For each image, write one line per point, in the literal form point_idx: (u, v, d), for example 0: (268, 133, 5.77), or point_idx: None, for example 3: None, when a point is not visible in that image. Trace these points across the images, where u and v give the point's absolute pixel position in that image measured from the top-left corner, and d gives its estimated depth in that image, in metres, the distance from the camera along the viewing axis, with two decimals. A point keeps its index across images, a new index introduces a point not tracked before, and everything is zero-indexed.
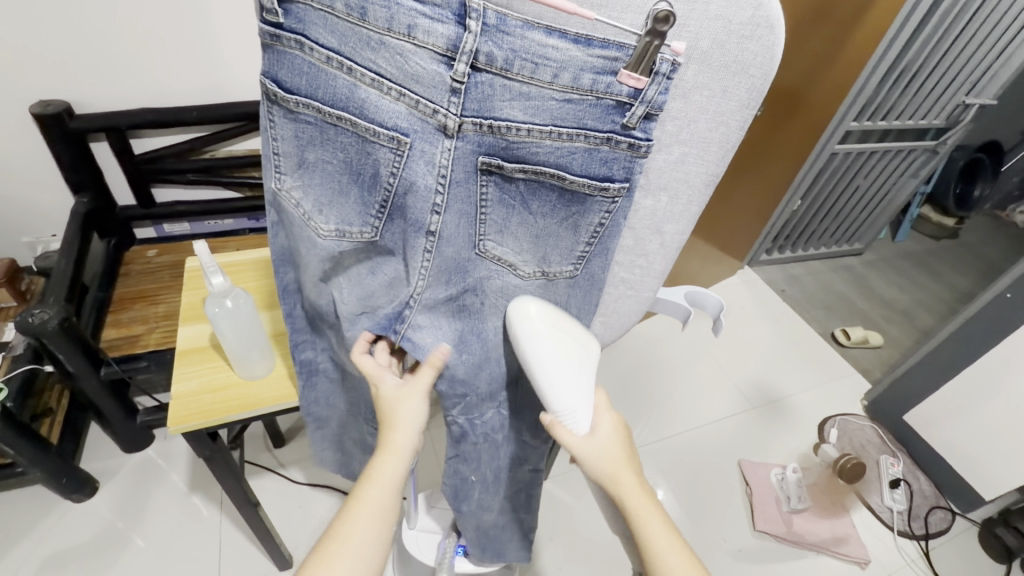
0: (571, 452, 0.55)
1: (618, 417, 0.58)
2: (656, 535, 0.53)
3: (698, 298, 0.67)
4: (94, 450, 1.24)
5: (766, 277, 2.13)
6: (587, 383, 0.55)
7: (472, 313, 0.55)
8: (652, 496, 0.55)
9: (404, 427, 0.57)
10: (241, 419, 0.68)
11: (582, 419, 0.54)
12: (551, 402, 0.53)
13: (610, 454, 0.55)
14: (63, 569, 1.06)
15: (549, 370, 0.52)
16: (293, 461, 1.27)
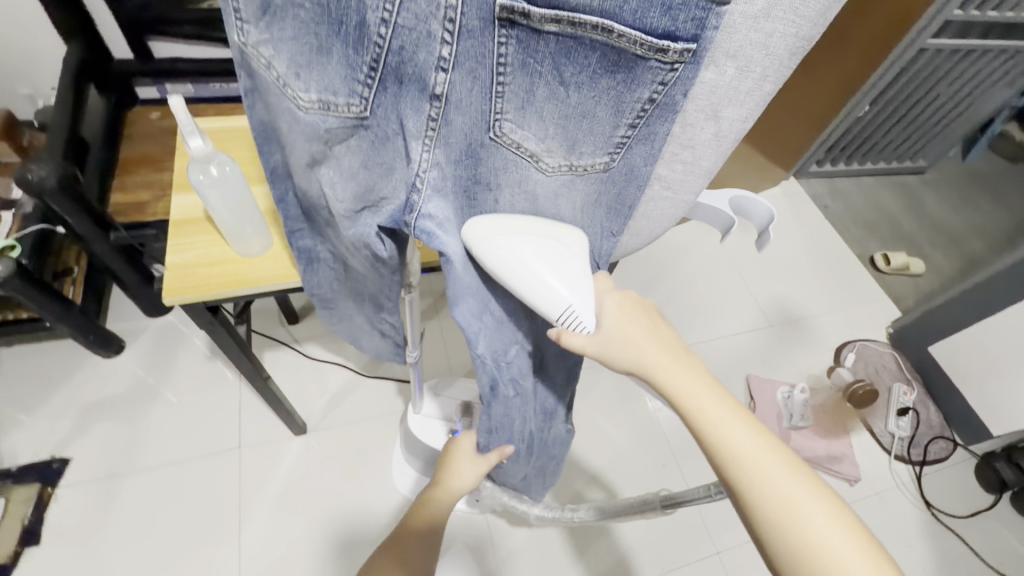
0: (587, 355, 0.53)
1: (622, 294, 0.55)
2: (753, 453, 0.49)
3: (742, 206, 0.55)
4: (118, 311, 1.27)
5: (811, 190, 1.97)
6: (579, 276, 0.51)
7: (478, 208, 0.50)
8: (691, 364, 0.53)
9: (460, 475, 0.80)
10: (239, 296, 0.66)
11: (584, 317, 0.51)
12: (548, 313, 0.51)
13: (623, 331, 0.53)
14: (99, 415, 1.15)
15: (513, 271, 0.49)
16: (307, 338, 1.30)
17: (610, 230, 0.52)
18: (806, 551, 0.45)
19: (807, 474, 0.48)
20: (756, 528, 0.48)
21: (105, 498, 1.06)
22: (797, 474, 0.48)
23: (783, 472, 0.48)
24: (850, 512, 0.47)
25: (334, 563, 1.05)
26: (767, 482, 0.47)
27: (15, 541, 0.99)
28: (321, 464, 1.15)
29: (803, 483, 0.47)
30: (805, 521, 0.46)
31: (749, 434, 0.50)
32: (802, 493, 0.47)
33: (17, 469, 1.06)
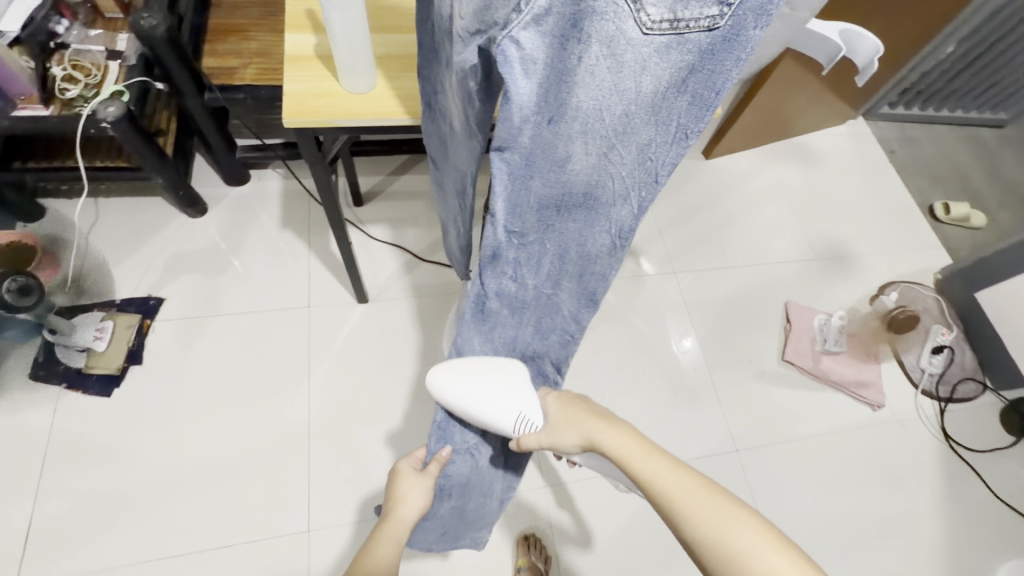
0: (537, 448, 0.76)
1: (559, 394, 0.80)
2: (686, 497, 0.61)
3: (853, 39, 0.61)
4: (202, 177, 1.37)
5: (879, 133, 1.89)
6: (524, 392, 0.76)
7: (564, 66, 0.48)
8: (625, 431, 0.71)
9: (407, 499, 0.76)
10: (348, 127, 0.73)
11: (530, 420, 0.75)
12: (504, 428, 0.75)
13: (559, 418, 0.76)
14: (185, 266, 1.26)
15: (473, 404, 0.74)
16: (371, 220, 1.38)
17: (684, 124, 0.53)
18: (742, 571, 0.55)
19: (735, 507, 0.59)
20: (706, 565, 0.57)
21: (194, 335, 1.19)
22: (727, 508, 0.59)
23: (715, 510, 0.59)
24: (778, 534, 0.57)
25: (390, 413, 1.17)
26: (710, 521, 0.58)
27: (121, 358, 1.14)
28: (380, 332, 1.25)
29: (730, 514, 0.58)
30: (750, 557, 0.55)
31: (679, 479, 0.63)
32: (747, 533, 0.57)
33: (120, 301, 1.20)
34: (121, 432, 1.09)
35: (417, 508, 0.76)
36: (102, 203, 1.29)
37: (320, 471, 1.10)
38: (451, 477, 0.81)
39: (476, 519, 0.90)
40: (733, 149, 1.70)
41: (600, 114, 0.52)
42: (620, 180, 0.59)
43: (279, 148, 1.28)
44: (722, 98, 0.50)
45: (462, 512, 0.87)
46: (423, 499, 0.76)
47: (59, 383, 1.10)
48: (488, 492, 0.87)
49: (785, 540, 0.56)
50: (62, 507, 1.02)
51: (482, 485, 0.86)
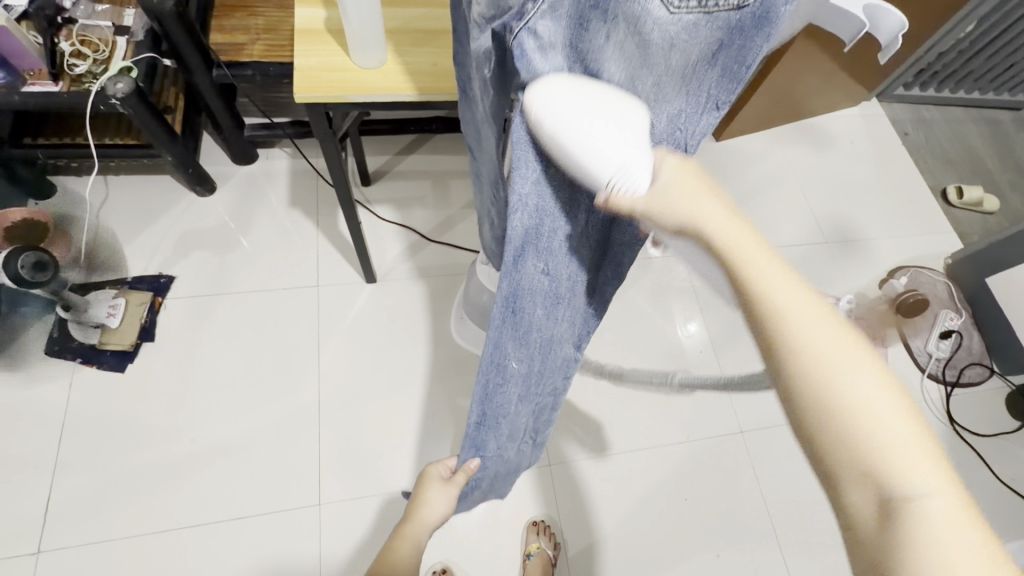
0: (639, 211, 0.44)
1: (689, 160, 0.45)
2: (800, 315, 0.40)
3: (875, 14, 0.56)
4: (210, 155, 1.36)
5: (892, 115, 1.84)
6: (636, 135, 0.41)
7: (583, 52, 0.40)
8: (765, 249, 0.42)
9: (431, 503, 0.78)
10: (360, 103, 0.73)
11: (638, 180, 0.42)
12: (598, 161, 0.41)
13: (679, 188, 0.43)
14: (194, 245, 1.27)
15: (568, 124, 0.41)
16: (379, 199, 1.38)
17: (717, 100, 0.42)
18: (847, 427, 0.38)
19: (862, 350, 0.40)
20: (794, 395, 0.40)
21: (204, 313, 1.20)
22: (852, 351, 0.39)
23: (834, 343, 0.39)
24: (904, 396, 0.39)
25: (398, 391, 1.19)
26: (851, 399, 0.38)
27: (134, 334, 1.15)
28: (388, 311, 1.26)
29: (853, 357, 0.39)
30: (887, 462, 0.36)
31: (799, 294, 0.41)
32: (901, 431, 0.37)
33: (131, 278, 1.21)
34: (135, 407, 1.11)
35: (441, 513, 0.78)
36: (111, 180, 1.29)
37: (331, 447, 1.13)
38: (480, 477, 0.79)
39: (503, 492, 0.93)
40: (744, 131, 1.68)
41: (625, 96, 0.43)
42: None
43: (287, 126, 1.28)
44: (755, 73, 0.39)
45: (492, 491, 0.88)
46: (447, 505, 0.78)
47: (73, 358, 1.12)
48: (512, 473, 0.87)
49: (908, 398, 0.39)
50: (79, 479, 1.04)
51: (515, 471, 0.87)
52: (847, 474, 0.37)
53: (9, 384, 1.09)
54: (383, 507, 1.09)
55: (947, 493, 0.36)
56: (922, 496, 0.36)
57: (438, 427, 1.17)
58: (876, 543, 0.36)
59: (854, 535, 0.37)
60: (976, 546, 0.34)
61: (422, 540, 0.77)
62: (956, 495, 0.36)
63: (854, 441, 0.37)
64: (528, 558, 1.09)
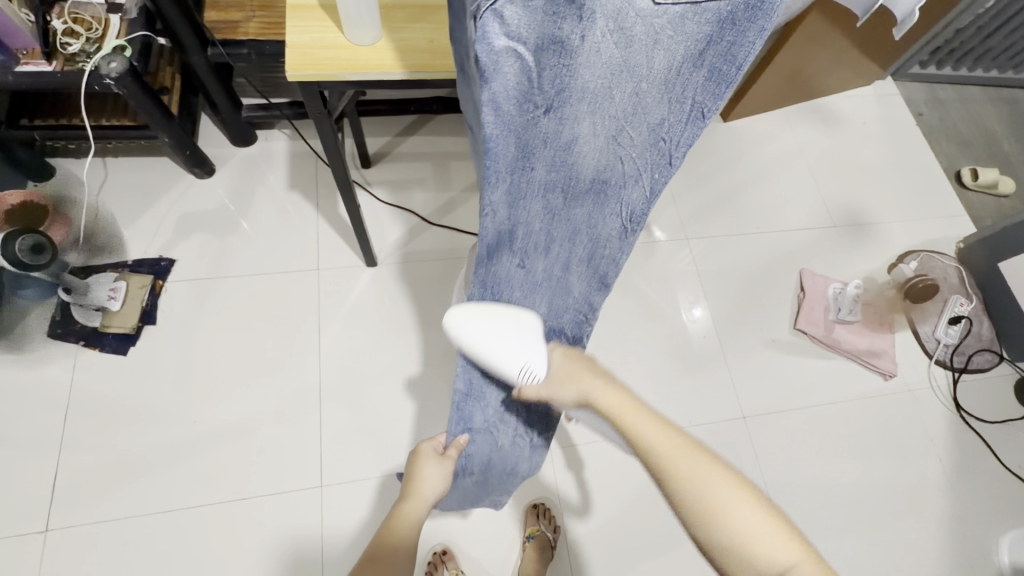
0: (542, 396, 0.70)
1: (568, 349, 0.73)
2: (673, 458, 0.60)
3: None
4: (208, 136, 1.35)
5: (906, 95, 1.79)
6: (528, 342, 0.69)
7: (566, 51, 0.50)
8: (639, 408, 0.65)
9: (428, 479, 0.76)
10: (355, 81, 0.71)
11: (536, 371, 0.68)
12: (506, 371, 0.69)
13: (566, 372, 0.70)
14: (194, 228, 1.26)
15: (481, 344, 0.69)
16: (379, 181, 1.36)
17: (701, 104, 0.55)
18: (720, 522, 0.55)
19: (716, 466, 0.59)
20: (689, 525, 0.57)
21: (205, 296, 1.20)
22: (713, 472, 0.58)
23: (696, 465, 0.59)
24: (760, 500, 0.57)
25: (399, 375, 1.19)
26: (717, 502, 0.56)
27: (136, 317, 1.15)
28: (389, 295, 1.26)
29: (713, 474, 0.58)
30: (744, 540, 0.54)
31: (668, 438, 0.62)
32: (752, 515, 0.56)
33: (132, 262, 1.20)
34: (138, 389, 1.11)
35: (438, 489, 0.77)
36: (110, 162, 1.28)
37: (332, 429, 1.13)
38: (472, 457, 0.80)
39: (494, 492, 0.90)
40: (752, 111, 1.64)
41: (613, 89, 0.53)
42: (626, 165, 0.60)
43: (284, 106, 1.25)
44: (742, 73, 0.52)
45: (485, 485, 0.85)
46: (443, 481, 0.77)
47: (76, 340, 1.12)
48: (508, 469, 0.84)
49: (761, 500, 0.58)
50: (85, 460, 1.05)
51: (507, 464, 0.83)
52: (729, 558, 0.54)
53: (14, 365, 1.10)
54: (384, 489, 1.09)
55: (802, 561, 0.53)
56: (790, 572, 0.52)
57: (439, 412, 1.17)
58: None
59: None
60: None
61: (418, 520, 0.74)
62: (809, 560, 0.53)
63: (734, 543, 0.55)
64: (528, 540, 1.10)
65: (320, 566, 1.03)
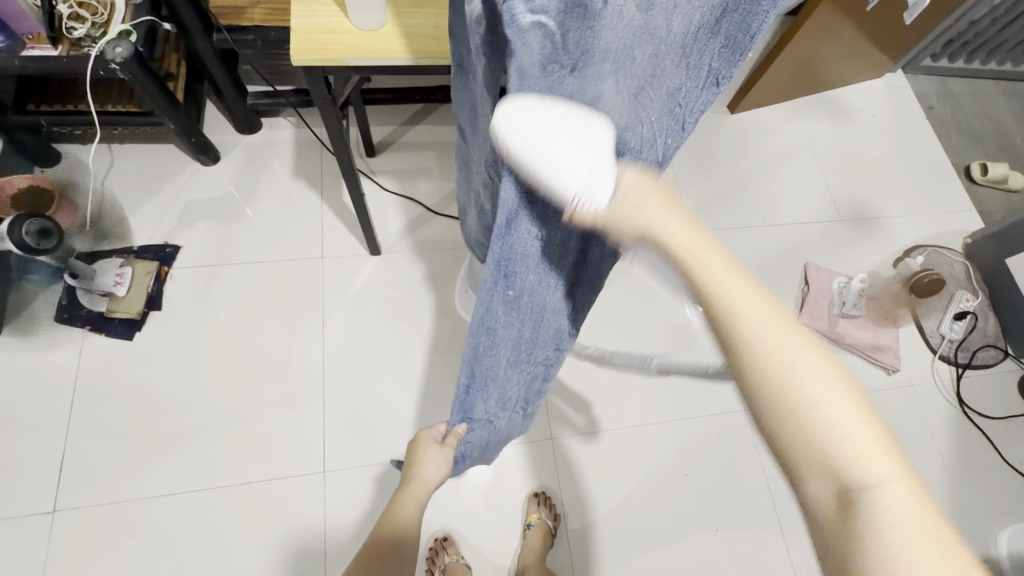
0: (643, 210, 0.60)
1: None
2: (749, 304, 0.39)
3: None
4: (213, 123, 1.35)
5: (917, 88, 1.77)
6: None
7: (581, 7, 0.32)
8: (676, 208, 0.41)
9: (428, 465, 0.79)
10: (358, 66, 0.70)
11: None
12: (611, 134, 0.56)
13: None
14: (199, 215, 1.26)
15: None
16: (383, 170, 1.36)
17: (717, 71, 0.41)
18: (791, 426, 0.37)
19: (786, 323, 0.39)
20: (753, 403, 0.39)
21: (210, 282, 1.21)
22: (785, 336, 0.38)
23: (756, 312, 0.38)
24: (856, 387, 0.38)
25: (402, 363, 1.19)
26: (783, 407, 0.37)
27: (141, 303, 1.16)
28: (394, 283, 1.26)
29: (785, 337, 0.38)
30: (822, 460, 0.36)
31: (740, 281, 0.40)
32: (841, 403, 0.37)
33: (137, 248, 1.21)
34: (144, 375, 1.12)
35: (438, 472, 0.79)
36: (116, 149, 1.28)
37: (335, 417, 1.14)
38: (471, 444, 0.79)
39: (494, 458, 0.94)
40: (759, 103, 1.62)
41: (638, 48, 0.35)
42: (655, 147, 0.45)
43: (289, 94, 1.26)
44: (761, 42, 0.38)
45: (487, 454, 0.88)
46: (442, 467, 0.79)
47: (83, 325, 1.13)
48: (506, 436, 0.87)
49: (848, 384, 0.38)
50: (92, 443, 1.07)
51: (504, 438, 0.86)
52: (809, 466, 0.36)
53: (21, 349, 1.11)
54: (387, 477, 1.10)
55: (899, 483, 0.35)
56: (876, 486, 0.35)
57: (441, 400, 1.17)
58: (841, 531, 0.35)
59: (828, 544, 0.36)
60: (933, 531, 0.34)
61: (421, 501, 0.78)
62: (916, 480, 0.35)
63: (808, 442, 0.37)
64: (528, 528, 1.11)
65: (322, 549, 1.05)
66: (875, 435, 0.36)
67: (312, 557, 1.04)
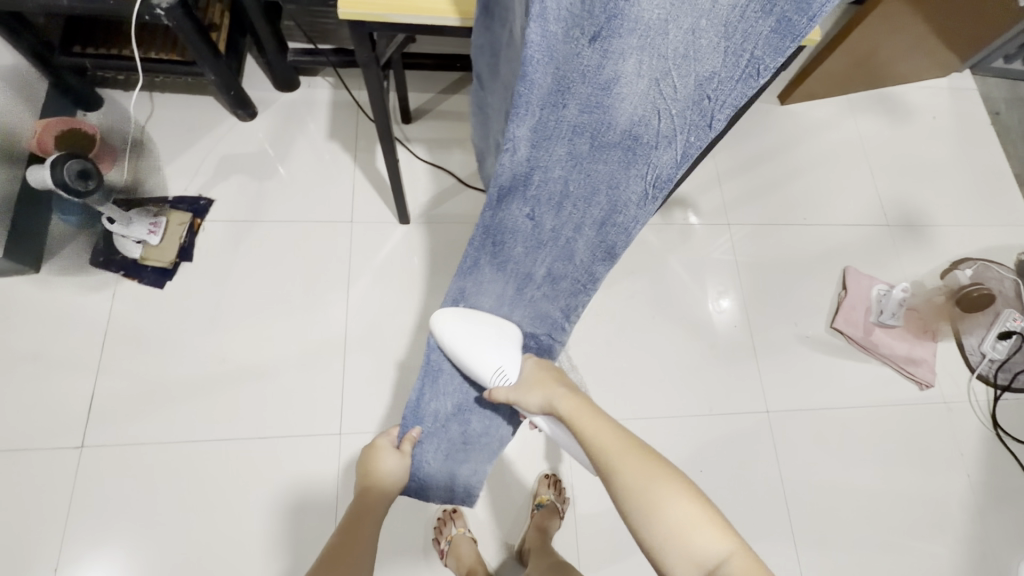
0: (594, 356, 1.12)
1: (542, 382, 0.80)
2: (619, 453, 0.66)
3: None
4: (253, 78, 1.34)
5: (985, 91, 1.65)
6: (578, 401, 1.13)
7: None
8: (599, 417, 0.71)
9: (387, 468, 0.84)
10: (404, 24, 0.68)
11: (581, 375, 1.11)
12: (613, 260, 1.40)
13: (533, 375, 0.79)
14: (233, 170, 1.26)
15: None
16: (418, 138, 1.34)
17: (763, 64, 0.48)
18: (663, 529, 0.59)
19: (663, 470, 0.63)
20: (630, 519, 0.61)
21: (241, 238, 1.22)
22: (659, 476, 0.62)
23: (637, 466, 0.64)
24: (703, 502, 0.60)
25: (423, 335, 1.19)
26: (660, 515, 0.59)
27: (174, 252, 1.17)
28: (421, 253, 1.25)
29: (659, 477, 0.62)
30: (684, 549, 0.57)
31: (614, 437, 0.68)
32: (698, 519, 0.58)
33: (172, 198, 1.22)
34: (172, 323, 1.15)
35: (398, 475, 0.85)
36: (156, 97, 1.29)
37: (353, 381, 1.15)
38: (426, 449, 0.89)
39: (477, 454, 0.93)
40: (814, 95, 1.54)
41: (662, 27, 0.49)
42: (663, 126, 0.57)
43: (331, 54, 1.24)
44: (815, 26, 0.44)
45: (463, 429, 0.90)
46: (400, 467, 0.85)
47: (117, 270, 1.16)
48: (487, 413, 0.90)
49: (705, 502, 0.60)
50: (120, 384, 1.10)
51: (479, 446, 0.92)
52: (671, 557, 0.58)
53: (57, 288, 1.14)
54: None
55: (734, 556, 0.56)
56: (722, 564, 0.55)
57: None
58: None
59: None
60: None
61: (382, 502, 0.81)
62: (744, 555, 0.56)
63: (669, 539, 0.58)
64: (535, 509, 1.10)
65: (334, 509, 1.07)
66: (721, 531, 0.57)
67: (323, 515, 1.07)
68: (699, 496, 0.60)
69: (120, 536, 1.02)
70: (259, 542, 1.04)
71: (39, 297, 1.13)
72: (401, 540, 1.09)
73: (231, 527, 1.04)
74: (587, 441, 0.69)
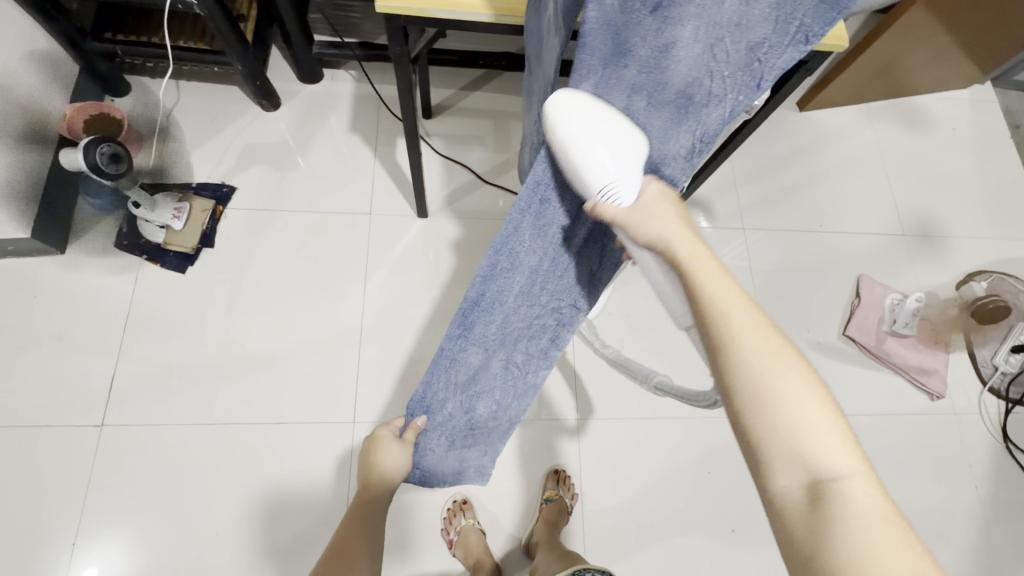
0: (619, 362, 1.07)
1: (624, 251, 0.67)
2: (733, 306, 0.48)
3: None
4: (278, 70, 1.36)
5: (1006, 103, 1.65)
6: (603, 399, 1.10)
7: None
8: (712, 262, 0.52)
9: (387, 462, 0.79)
10: (439, 19, 0.70)
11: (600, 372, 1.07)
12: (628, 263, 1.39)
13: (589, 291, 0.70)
14: (255, 159, 1.28)
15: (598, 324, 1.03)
16: (438, 133, 1.35)
17: (812, 31, 0.49)
18: (772, 410, 0.43)
19: (788, 345, 0.46)
20: (730, 390, 0.45)
21: (261, 227, 1.24)
22: (781, 348, 0.46)
23: (753, 328, 0.47)
24: (829, 400, 0.44)
25: (437, 328, 1.20)
26: (772, 393, 0.44)
27: (196, 239, 1.20)
28: (438, 247, 1.26)
29: (781, 349, 0.46)
30: (794, 446, 0.42)
31: (731, 288, 0.50)
32: (820, 416, 0.43)
33: (196, 185, 1.24)
34: (192, 308, 1.16)
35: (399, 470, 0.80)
36: (183, 86, 1.31)
37: (368, 371, 1.16)
38: (429, 440, 0.84)
39: (484, 437, 0.91)
40: (833, 102, 1.54)
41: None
42: (715, 88, 0.55)
43: (356, 47, 1.26)
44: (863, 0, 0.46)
45: (470, 417, 0.85)
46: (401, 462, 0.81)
47: (140, 254, 1.18)
48: (498, 400, 0.85)
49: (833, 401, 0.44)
50: (140, 366, 1.12)
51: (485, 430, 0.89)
52: (776, 448, 0.42)
53: (82, 269, 1.16)
54: None
55: (858, 474, 0.41)
56: (844, 481, 0.40)
57: None
58: (807, 523, 0.40)
59: (793, 534, 0.40)
60: (896, 541, 0.38)
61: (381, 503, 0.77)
62: (868, 474, 0.41)
63: (779, 430, 0.43)
64: (544, 503, 1.11)
65: (345, 496, 1.08)
66: (847, 441, 0.42)
67: (335, 501, 1.08)
68: (827, 392, 0.44)
69: (137, 514, 1.04)
70: (271, 525, 1.05)
71: (63, 278, 1.15)
72: (410, 529, 1.10)
73: (245, 510, 1.06)
74: (692, 283, 0.51)
